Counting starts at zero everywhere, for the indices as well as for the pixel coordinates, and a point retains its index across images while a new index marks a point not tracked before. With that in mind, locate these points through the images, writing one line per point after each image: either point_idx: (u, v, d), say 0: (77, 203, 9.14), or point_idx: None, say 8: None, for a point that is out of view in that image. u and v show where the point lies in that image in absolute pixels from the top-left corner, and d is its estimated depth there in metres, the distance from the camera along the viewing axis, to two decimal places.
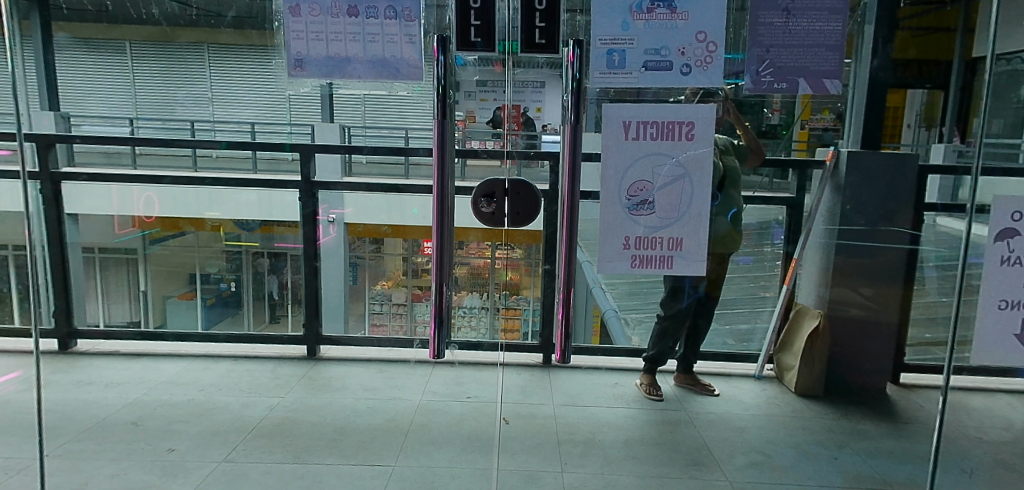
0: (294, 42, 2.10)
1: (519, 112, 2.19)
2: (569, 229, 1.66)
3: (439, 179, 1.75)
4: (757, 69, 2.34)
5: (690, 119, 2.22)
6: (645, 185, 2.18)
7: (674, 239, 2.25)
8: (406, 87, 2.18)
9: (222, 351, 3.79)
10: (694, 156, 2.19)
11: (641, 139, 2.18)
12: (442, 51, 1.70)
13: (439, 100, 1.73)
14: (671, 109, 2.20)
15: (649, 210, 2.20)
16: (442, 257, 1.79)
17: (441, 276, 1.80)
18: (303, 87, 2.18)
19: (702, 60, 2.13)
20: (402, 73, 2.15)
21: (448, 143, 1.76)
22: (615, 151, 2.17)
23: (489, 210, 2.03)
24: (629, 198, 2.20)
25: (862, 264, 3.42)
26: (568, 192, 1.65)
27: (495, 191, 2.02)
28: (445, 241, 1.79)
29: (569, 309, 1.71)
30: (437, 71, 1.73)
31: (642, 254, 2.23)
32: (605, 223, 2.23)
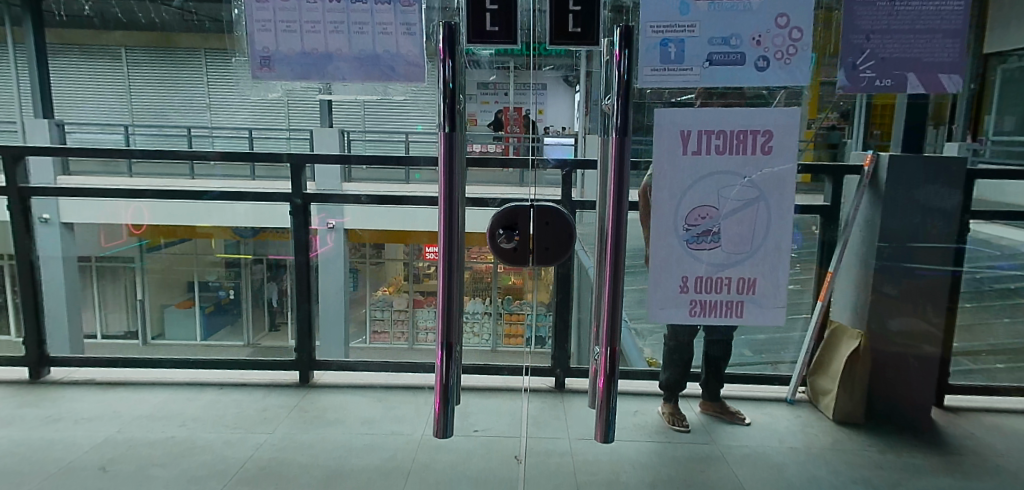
0: (260, 35, 1.78)
1: (527, 113, 1.79)
2: (612, 273, 1.22)
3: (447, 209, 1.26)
4: (855, 60, 1.91)
5: (763, 127, 1.75)
6: (709, 212, 1.77)
7: (745, 278, 1.78)
8: (405, 86, 1.88)
9: (206, 377, 3.50)
10: (771, 175, 1.72)
11: (701, 153, 1.75)
12: (450, 51, 1.19)
13: (445, 100, 1.19)
14: (739, 114, 1.75)
15: (714, 242, 1.77)
16: (450, 304, 1.29)
17: (449, 329, 1.30)
18: (271, 90, 1.87)
19: (782, 51, 1.70)
20: (398, 73, 1.85)
21: (461, 164, 1.23)
22: (672, 172, 1.76)
23: (509, 247, 1.33)
24: (688, 229, 1.79)
25: (909, 284, 3.10)
26: (614, 226, 1.19)
27: (517, 220, 1.33)
28: (456, 283, 1.30)
29: (612, 371, 1.24)
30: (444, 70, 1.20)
31: (703, 298, 1.81)
32: (657, 257, 1.82)
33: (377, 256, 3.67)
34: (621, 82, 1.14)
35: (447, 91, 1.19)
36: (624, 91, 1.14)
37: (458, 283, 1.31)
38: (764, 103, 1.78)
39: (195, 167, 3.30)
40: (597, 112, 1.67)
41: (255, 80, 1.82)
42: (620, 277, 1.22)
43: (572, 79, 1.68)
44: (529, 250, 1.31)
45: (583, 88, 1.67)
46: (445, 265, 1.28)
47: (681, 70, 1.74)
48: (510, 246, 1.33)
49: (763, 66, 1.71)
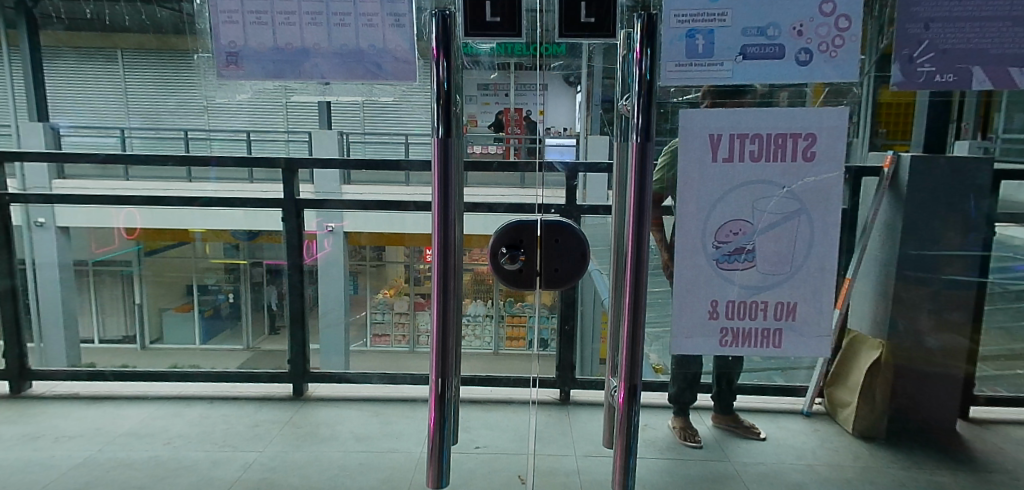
0: (226, 27, 1.44)
1: (529, 114, 1.50)
2: (632, 299, 0.98)
3: (440, 227, 1.00)
4: (911, 52, 1.46)
5: (806, 130, 1.30)
6: (742, 225, 1.33)
7: (787, 302, 1.35)
8: (391, 84, 1.53)
9: (195, 390, 3.36)
10: (817, 182, 1.29)
11: (733, 159, 1.31)
12: (443, 44, 0.97)
13: (436, 100, 0.98)
14: (781, 115, 1.29)
15: (750, 261, 1.33)
16: (444, 336, 1.04)
17: (443, 363, 1.05)
18: (240, 92, 1.50)
19: (827, 43, 1.28)
20: (385, 69, 1.50)
21: (455, 177, 0.98)
22: (699, 180, 1.32)
23: (514, 270, 1.03)
24: (718, 245, 1.35)
25: (930, 299, 3.02)
26: (634, 251, 0.96)
27: (523, 237, 1.03)
28: (449, 310, 1.04)
29: (635, 376, 0.99)
30: (436, 71, 0.99)
31: (736, 327, 1.36)
32: (681, 281, 1.37)
33: (375, 259, 3.13)
34: (642, 79, 0.90)
35: (441, 89, 0.98)
36: (646, 94, 0.91)
37: (451, 311, 1.04)
38: (802, 105, 1.32)
39: (192, 170, 3.12)
40: (599, 110, 1.49)
41: (220, 80, 1.46)
42: (641, 307, 0.99)
43: (573, 78, 1.48)
44: (536, 277, 1.03)
45: (584, 87, 1.47)
46: (438, 288, 1.02)
47: (708, 63, 1.30)
48: (515, 268, 1.03)
49: (806, 59, 1.28)
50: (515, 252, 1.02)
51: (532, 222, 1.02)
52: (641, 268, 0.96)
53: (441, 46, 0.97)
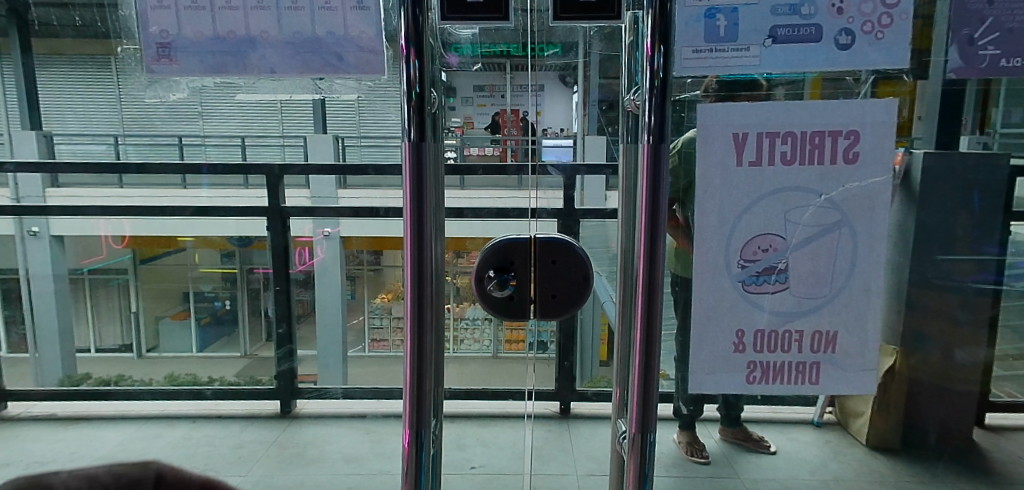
0: (151, 11, 0.88)
1: (526, 117, 1.22)
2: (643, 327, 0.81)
3: (412, 253, 0.79)
4: (971, 33, 1.27)
5: (851, 126, 1.00)
6: (773, 240, 1.05)
7: (828, 332, 1.05)
8: (360, 84, 1.00)
9: (178, 408, 3.20)
10: (862, 190, 1.01)
11: (762, 163, 1.01)
12: (410, 41, 0.72)
13: (405, 105, 0.74)
14: (824, 110, 0.99)
15: (783, 283, 1.05)
16: (419, 380, 0.83)
17: (420, 412, 0.83)
18: (175, 93, 0.97)
19: (870, 22, 0.99)
20: (348, 62, 0.97)
21: (428, 191, 0.77)
22: (721, 189, 1.03)
23: (505, 297, 0.87)
24: (743, 265, 1.06)
25: (944, 310, 2.83)
26: (646, 279, 0.79)
27: (515, 257, 0.88)
28: (427, 349, 0.82)
29: (651, 406, 0.83)
30: (403, 68, 0.74)
31: (764, 361, 1.06)
32: (700, 304, 1.07)
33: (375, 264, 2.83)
34: (654, 77, 0.72)
35: (411, 96, 0.74)
36: (660, 95, 0.72)
37: (428, 352, 0.82)
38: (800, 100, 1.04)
39: (186, 176, 2.84)
40: (595, 113, 1.28)
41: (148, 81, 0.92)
42: (654, 343, 0.81)
43: (569, 79, 1.26)
44: (532, 305, 0.87)
45: (581, 90, 1.26)
46: (411, 323, 0.81)
47: (731, 49, 1.00)
48: (506, 295, 0.87)
49: (848, 42, 0.98)
50: (506, 275, 0.87)
51: (524, 240, 0.88)
52: (654, 294, 0.79)
53: (409, 37, 0.72)
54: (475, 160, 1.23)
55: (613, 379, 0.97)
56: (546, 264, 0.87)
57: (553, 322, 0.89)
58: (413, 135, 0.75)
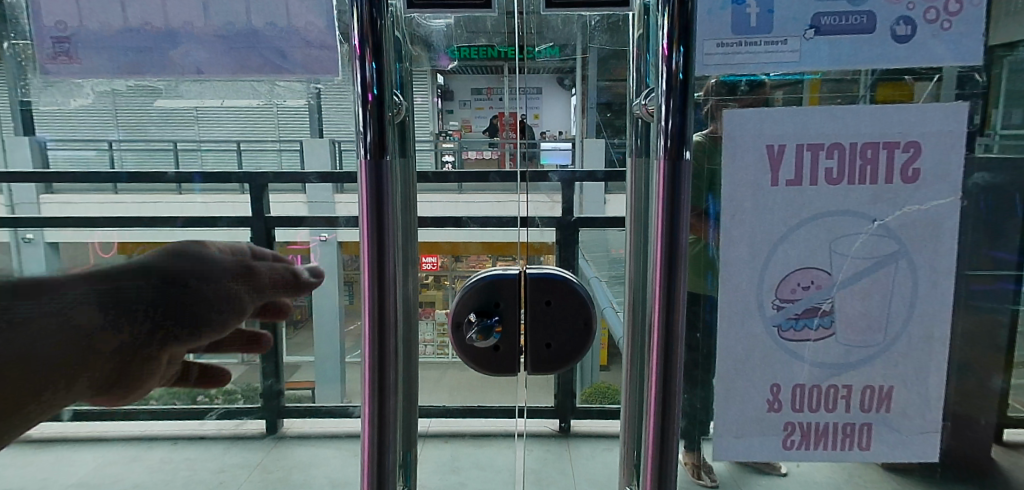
0: None
1: (523, 120, 0.76)
2: (660, 380, 0.62)
3: (370, 294, 0.62)
4: None
5: (907, 134, 0.63)
6: None
7: (885, 386, 0.66)
8: (307, 87, 0.67)
9: None
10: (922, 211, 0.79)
11: (802, 182, 0.63)
12: (363, 38, 0.56)
13: (361, 112, 0.58)
14: (884, 114, 0.62)
15: None
16: (378, 458, 0.62)
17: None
18: (80, 98, 0.71)
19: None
20: (294, 61, 0.62)
21: (392, 220, 0.61)
22: (755, 211, 0.64)
23: (490, 345, 0.77)
24: (779, 305, 0.65)
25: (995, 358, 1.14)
26: (661, 323, 0.61)
27: (502, 296, 0.77)
28: (389, 417, 0.64)
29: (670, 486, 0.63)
30: (357, 73, 0.57)
31: (801, 422, 0.67)
32: (724, 356, 0.67)
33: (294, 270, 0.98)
34: (671, 80, 0.55)
35: (366, 101, 0.58)
36: (681, 97, 0.56)
37: (392, 420, 0.63)
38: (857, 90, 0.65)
39: None
40: (596, 113, 0.80)
41: None
42: (672, 413, 0.62)
43: (568, 80, 0.80)
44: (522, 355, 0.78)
45: (579, 90, 0.79)
46: (370, 386, 0.63)
47: (754, 42, 0.61)
48: (492, 344, 0.77)
49: (909, 32, 0.60)
50: (491, 319, 0.76)
51: (514, 278, 0.78)
52: (673, 344, 0.61)
53: (359, 29, 0.56)
54: (474, 170, 0.82)
55: (621, 430, 0.82)
56: (541, 308, 0.77)
57: (547, 375, 0.79)
58: (368, 148, 0.58)
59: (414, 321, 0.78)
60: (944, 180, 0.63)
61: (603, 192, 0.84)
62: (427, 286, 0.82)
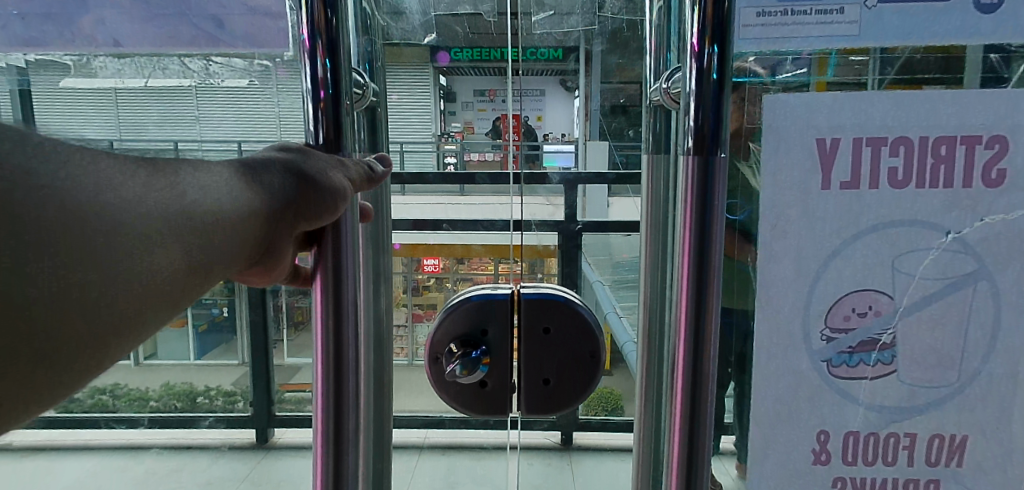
0: None
1: (525, 122, 0.67)
2: (682, 429, 0.49)
3: (324, 327, 0.49)
4: None
5: (988, 126, 0.50)
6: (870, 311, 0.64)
7: (957, 436, 0.54)
8: (254, 62, 0.59)
9: (143, 440, 2.79)
10: None
11: (860, 184, 0.51)
12: (313, 28, 0.44)
13: (312, 110, 0.46)
14: (959, 102, 0.50)
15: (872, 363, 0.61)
16: None
17: None
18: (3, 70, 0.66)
19: None
20: (234, 31, 0.54)
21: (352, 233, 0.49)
22: (802, 218, 0.52)
23: (475, 381, 0.65)
24: (828, 337, 0.53)
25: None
26: (687, 362, 0.48)
27: (491, 322, 0.66)
28: (347, 473, 0.51)
29: None
30: (307, 64, 0.45)
31: (853, 478, 0.55)
32: (761, 396, 0.55)
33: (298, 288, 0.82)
34: (702, 79, 0.44)
35: (316, 97, 0.46)
36: (715, 95, 0.44)
37: (351, 477, 0.51)
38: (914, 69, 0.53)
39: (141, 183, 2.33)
40: (601, 118, 0.68)
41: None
42: (698, 471, 0.50)
43: (570, 81, 0.69)
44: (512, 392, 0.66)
45: (583, 90, 0.67)
46: (324, 436, 0.50)
47: (802, 10, 0.49)
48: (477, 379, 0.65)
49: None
50: (476, 349, 0.64)
51: (507, 300, 0.66)
52: (701, 389, 0.49)
53: (310, 13, 0.44)
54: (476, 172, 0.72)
55: (631, 466, 0.70)
56: (538, 336, 0.66)
57: (541, 416, 0.67)
58: (320, 150, 0.46)
59: (385, 344, 0.67)
60: None
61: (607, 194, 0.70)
62: (427, 289, 0.73)
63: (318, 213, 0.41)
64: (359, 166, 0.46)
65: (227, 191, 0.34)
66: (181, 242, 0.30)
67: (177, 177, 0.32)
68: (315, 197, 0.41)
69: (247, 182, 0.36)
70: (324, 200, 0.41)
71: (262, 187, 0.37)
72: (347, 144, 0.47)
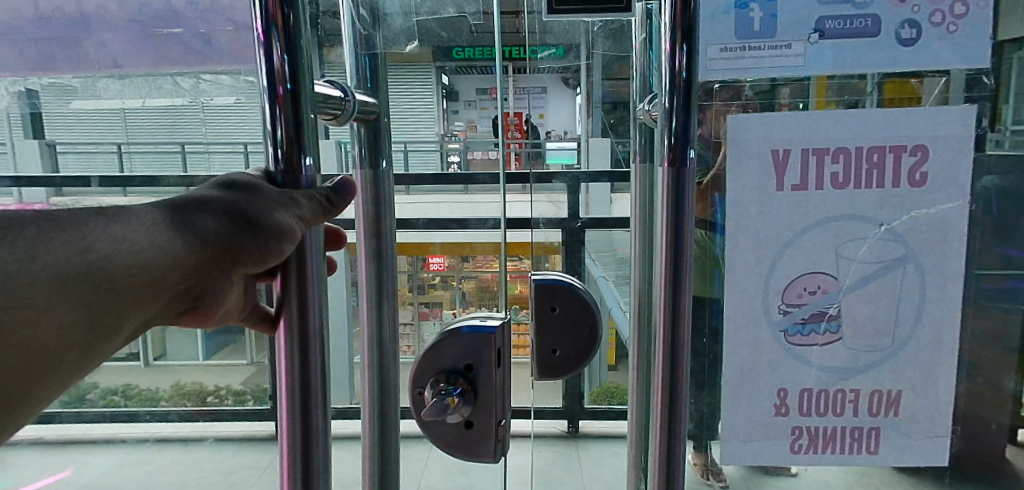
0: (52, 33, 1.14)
1: (528, 119, 0.76)
2: (666, 379, 0.60)
3: (288, 363, 0.47)
4: None
5: (914, 137, 0.62)
6: (823, 280, 0.65)
7: (893, 391, 0.66)
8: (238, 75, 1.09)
9: (164, 434, 2.93)
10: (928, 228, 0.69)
11: (808, 186, 0.63)
12: (269, 21, 0.43)
13: (271, 109, 0.44)
14: (889, 117, 0.62)
15: (837, 335, 0.66)
16: None
17: None
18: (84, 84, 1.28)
19: None
20: None
21: (317, 270, 0.47)
22: (760, 215, 0.64)
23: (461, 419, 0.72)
24: (785, 310, 0.65)
25: (1004, 354, 1.07)
26: (667, 327, 0.60)
27: (475, 361, 0.72)
28: None
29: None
30: (263, 59, 0.43)
31: (809, 426, 0.67)
32: (731, 360, 0.67)
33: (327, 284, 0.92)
34: (675, 80, 0.55)
35: (274, 95, 0.43)
36: (684, 95, 0.55)
37: None
38: (872, 81, 0.61)
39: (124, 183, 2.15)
40: (601, 113, 0.81)
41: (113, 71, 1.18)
42: (677, 418, 0.61)
43: (573, 79, 0.80)
44: (495, 430, 0.72)
45: (584, 89, 0.80)
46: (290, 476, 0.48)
47: (756, 46, 0.61)
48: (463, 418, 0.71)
49: (914, 35, 0.60)
50: (459, 388, 0.71)
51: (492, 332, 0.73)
52: (678, 350, 0.60)
53: (264, 4, 0.42)
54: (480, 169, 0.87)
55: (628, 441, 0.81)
56: (545, 313, 0.79)
57: (553, 380, 0.80)
58: (280, 173, 0.44)
59: (385, 351, 0.77)
60: (952, 184, 0.63)
61: (608, 190, 0.83)
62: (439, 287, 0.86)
63: (256, 259, 0.40)
64: (317, 198, 0.44)
65: (142, 243, 0.35)
66: (78, 311, 0.33)
67: (80, 235, 0.34)
68: (253, 242, 0.39)
69: (170, 228, 0.37)
70: (264, 245, 0.40)
71: (190, 229, 0.38)
72: (309, 142, 0.45)
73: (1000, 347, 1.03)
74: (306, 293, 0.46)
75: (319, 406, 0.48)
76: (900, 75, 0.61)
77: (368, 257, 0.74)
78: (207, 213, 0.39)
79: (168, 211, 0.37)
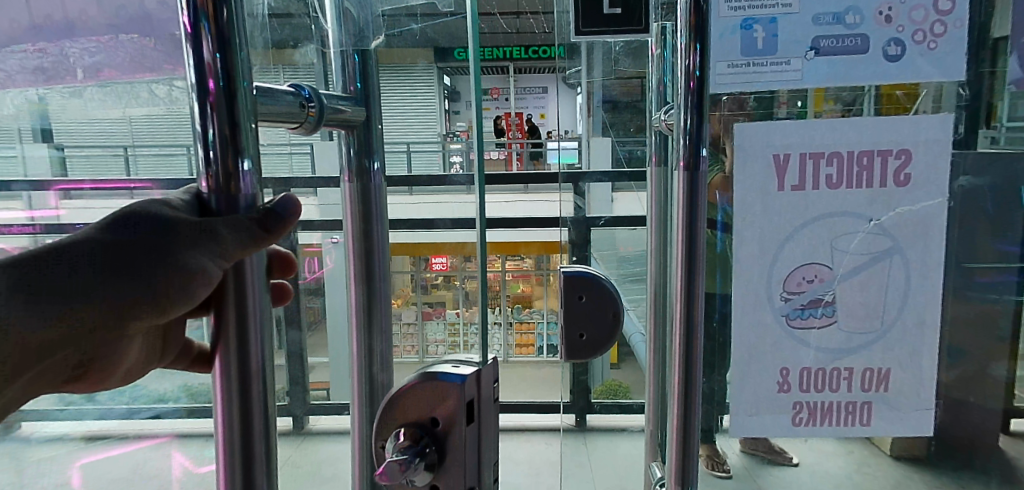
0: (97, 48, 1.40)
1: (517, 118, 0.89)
2: (683, 356, 0.68)
3: (226, 422, 0.39)
4: None
5: (898, 143, 0.70)
6: (820, 269, 0.73)
7: (883, 368, 0.74)
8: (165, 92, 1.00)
9: None
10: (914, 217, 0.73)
11: (806, 186, 0.71)
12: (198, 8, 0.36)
13: (201, 110, 0.37)
14: (875, 126, 0.70)
15: (832, 319, 0.74)
16: None
17: None
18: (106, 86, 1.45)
19: (956, 15, 0.68)
20: None
21: (260, 301, 0.40)
22: (764, 212, 0.72)
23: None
24: (786, 297, 0.73)
25: (989, 344, 1.14)
26: (683, 309, 0.67)
27: (445, 418, 0.55)
28: None
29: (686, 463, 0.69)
30: (190, 54, 0.37)
31: (809, 401, 0.75)
32: (739, 342, 0.75)
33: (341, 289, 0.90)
34: (690, 80, 0.63)
35: (205, 93, 0.36)
36: (696, 96, 0.63)
37: None
38: (860, 94, 0.69)
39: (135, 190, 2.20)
40: (601, 112, 0.96)
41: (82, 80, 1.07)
42: (692, 391, 0.68)
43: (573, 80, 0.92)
44: None
45: (584, 89, 0.93)
46: None
47: (759, 62, 0.68)
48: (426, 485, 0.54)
49: (899, 53, 0.67)
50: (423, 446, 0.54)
51: (460, 384, 0.55)
52: (694, 327, 0.67)
53: None
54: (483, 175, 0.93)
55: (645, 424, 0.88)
56: (574, 301, 0.86)
57: (579, 362, 0.88)
58: (213, 190, 0.38)
59: (375, 376, 0.69)
60: (934, 184, 0.70)
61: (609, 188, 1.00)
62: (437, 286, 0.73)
63: (160, 306, 0.36)
64: (253, 222, 0.39)
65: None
66: None
67: None
68: (158, 290, 0.36)
69: (27, 296, 0.32)
70: (177, 289, 0.36)
71: (58, 290, 0.33)
72: (247, 145, 0.38)
73: (983, 339, 1.11)
74: (249, 334, 0.39)
75: (265, 462, 0.41)
76: (883, 91, 0.69)
77: (356, 261, 0.69)
78: (82, 269, 0.33)
79: (29, 271, 0.32)
